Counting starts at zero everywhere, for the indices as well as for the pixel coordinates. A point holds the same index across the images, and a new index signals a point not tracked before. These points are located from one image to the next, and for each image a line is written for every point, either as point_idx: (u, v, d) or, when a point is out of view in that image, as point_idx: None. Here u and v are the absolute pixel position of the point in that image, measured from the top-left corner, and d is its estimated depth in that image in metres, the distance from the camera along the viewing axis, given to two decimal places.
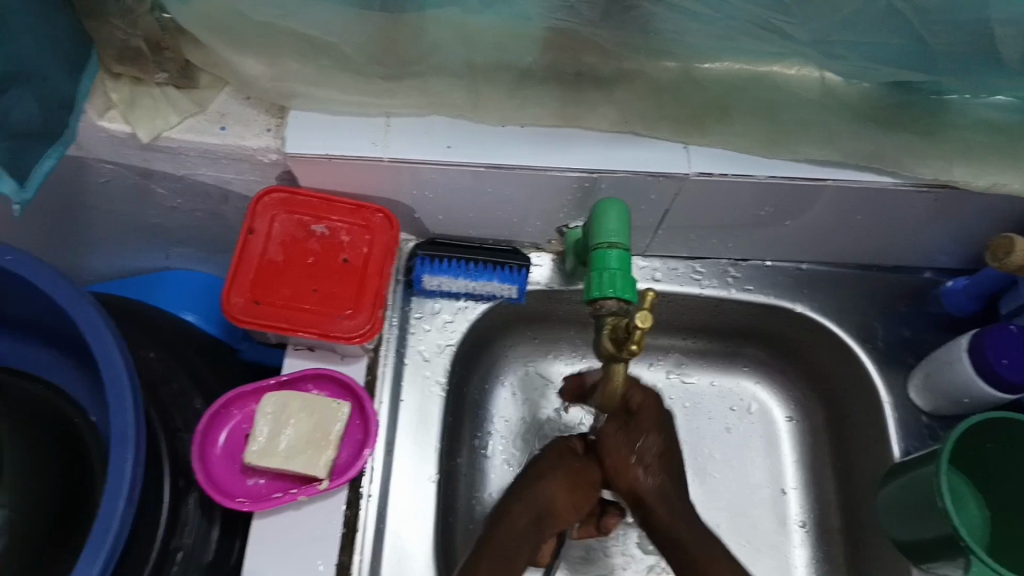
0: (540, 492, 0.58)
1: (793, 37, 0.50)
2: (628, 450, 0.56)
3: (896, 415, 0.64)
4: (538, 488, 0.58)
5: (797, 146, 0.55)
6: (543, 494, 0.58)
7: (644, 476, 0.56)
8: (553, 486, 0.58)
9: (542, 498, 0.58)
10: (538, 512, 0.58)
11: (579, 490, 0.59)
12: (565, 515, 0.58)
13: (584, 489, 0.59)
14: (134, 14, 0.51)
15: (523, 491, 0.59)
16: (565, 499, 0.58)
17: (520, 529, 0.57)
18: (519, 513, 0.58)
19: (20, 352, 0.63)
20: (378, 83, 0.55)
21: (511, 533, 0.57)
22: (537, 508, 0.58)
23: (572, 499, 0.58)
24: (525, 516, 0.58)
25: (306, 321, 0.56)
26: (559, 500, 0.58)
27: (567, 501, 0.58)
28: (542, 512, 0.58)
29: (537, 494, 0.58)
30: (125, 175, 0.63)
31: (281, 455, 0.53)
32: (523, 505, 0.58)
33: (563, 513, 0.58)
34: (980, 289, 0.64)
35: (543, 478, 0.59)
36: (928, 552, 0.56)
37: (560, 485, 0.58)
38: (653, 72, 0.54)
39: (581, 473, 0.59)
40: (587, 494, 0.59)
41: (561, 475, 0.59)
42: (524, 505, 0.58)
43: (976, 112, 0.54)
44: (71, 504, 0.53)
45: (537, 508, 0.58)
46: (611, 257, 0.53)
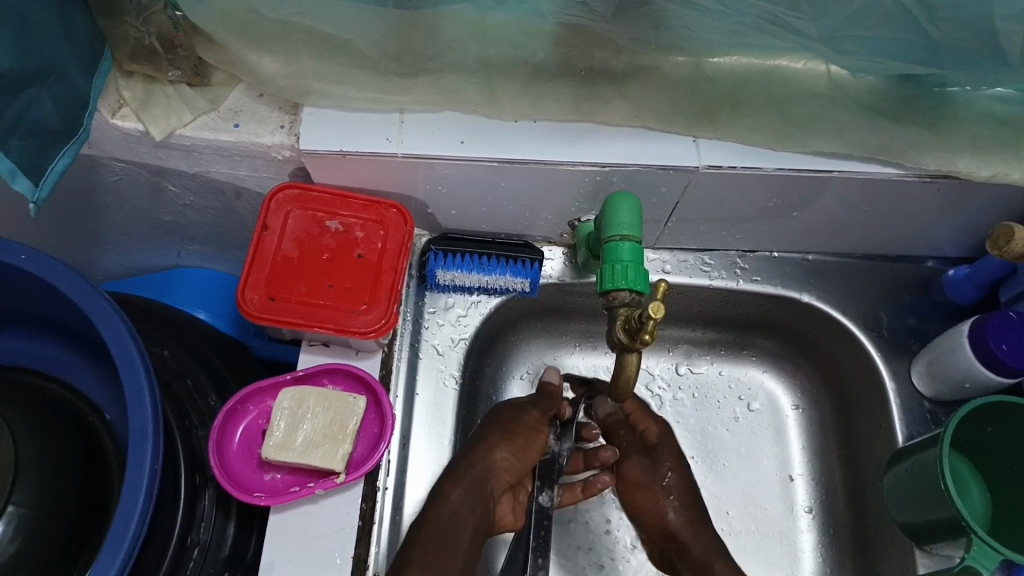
0: (489, 461, 0.61)
1: (803, 33, 0.51)
2: (661, 500, 0.67)
3: (901, 401, 0.65)
4: (490, 456, 0.61)
5: (806, 140, 0.56)
6: (489, 463, 0.61)
7: (673, 500, 0.66)
8: (502, 454, 0.61)
9: (483, 470, 0.60)
10: (484, 476, 0.60)
11: (520, 446, 0.63)
12: (508, 469, 0.62)
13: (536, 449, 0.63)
14: (150, 11, 0.53)
15: (471, 460, 0.61)
16: (506, 457, 0.62)
17: (455, 505, 0.58)
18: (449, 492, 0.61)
19: (33, 350, 0.62)
20: (392, 81, 0.56)
21: (453, 517, 0.58)
22: (473, 486, 0.60)
23: (519, 452, 0.63)
24: (459, 496, 0.59)
25: (321, 316, 0.56)
26: (506, 459, 0.62)
27: (512, 462, 0.62)
28: (482, 479, 0.60)
29: (475, 460, 0.61)
30: (137, 173, 0.63)
31: (299, 450, 0.54)
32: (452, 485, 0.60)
33: (512, 470, 0.62)
34: (984, 278, 0.66)
35: (499, 445, 0.62)
36: (933, 533, 0.57)
37: (508, 449, 0.62)
38: (665, 67, 0.56)
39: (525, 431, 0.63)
40: (529, 447, 0.63)
41: (508, 444, 0.62)
42: (461, 484, 0.59)
43: (984, 105, 0.57)
44: (91, 499, 0.53)
45: (474, 477, 0.60)
46: (623, 249, 0.54)
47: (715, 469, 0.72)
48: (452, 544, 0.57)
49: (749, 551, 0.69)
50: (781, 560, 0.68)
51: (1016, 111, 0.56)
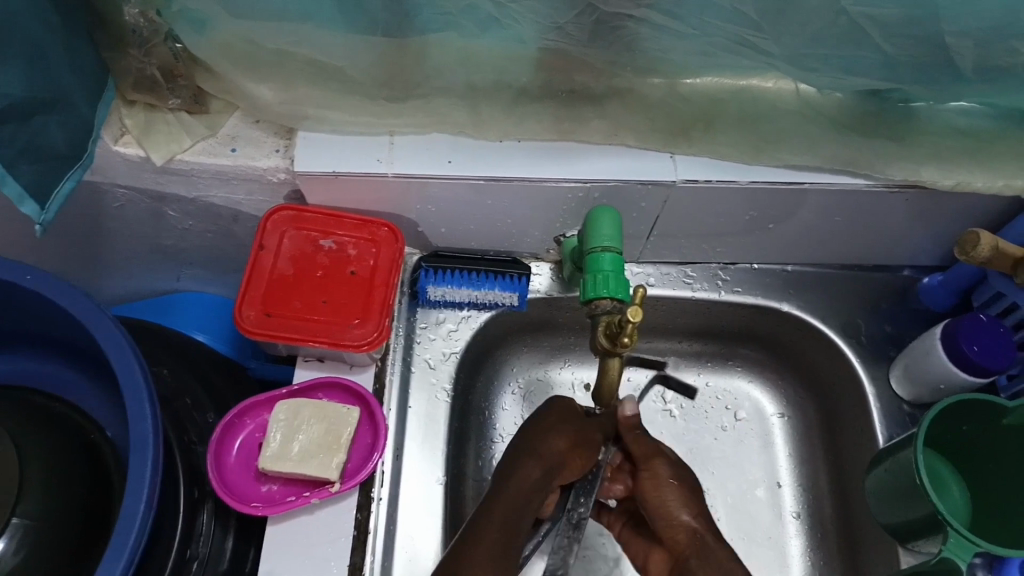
0: (550, 449, 0.54)
1: (768, 52, 0.54)
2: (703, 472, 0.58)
3: (880, 405, 0.67)
4: (551, 443, 0.54)
5: (778, 154, 0.59)
6: (550, 447, 0.54)
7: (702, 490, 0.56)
8: (563, 441, 0.54)
9: (552, 453, 0.53)
10: (538, 476, 0.52)
11: (581, 449, 0.55)
12: (572, 471, 0.54)
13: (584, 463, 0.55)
14: (151, 44, 0.55)
15: (535, 442, 0.54)
16: (573, 452, 0.54)
17: (532, 482, 0.52)
18: (530, 466, 0.53)
19: (39, 371, 0.64)
20: (382, 104, 0.59)
21: (525, 489, 0.51)
22: (552, 461, 0.53)
23: (580, 442, 0.55)
24: (530, 471, 0.52)
25: (317, 330, 0.58)
26: (568, 457, 0.54)
27: (572, 454, 0.54)
28: (552, 468, 0.53)
29: (548, 446, 0.54)
30: (138, 199, 0.66)
31: (295, 460, 0.55)
32: (533, 460, 0.53)
33: (570, 471, 0.54)
34: (955, 285, 0.68)
35: (554, 433, 0.54)
36: (913, 532, 0.59)
37: (568, 440, 0.54)
38: (642, 88, 0.60)
39: (587, 434, 0.56)
40: (590, 458, 0.55)
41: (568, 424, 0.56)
42: (533, 462, 0.53)
43: (945, 116, 0.60)
44: (94, 511, 0.55)
45: (550, 460, 0.53)
46: (604, 260, 0.56)
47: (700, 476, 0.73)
48: (511, 544, 0.49)
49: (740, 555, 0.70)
50: (772, 564, 0.69)
51: (978, 125, 0.60)
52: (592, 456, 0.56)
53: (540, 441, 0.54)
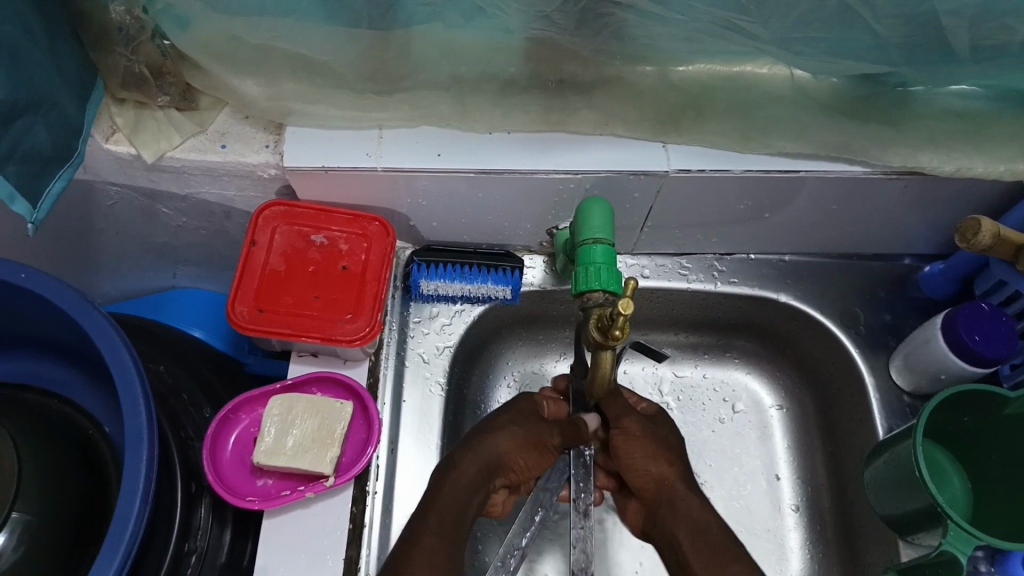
0: (490, 447, 0.57)
1: (758, 37, 0.53)
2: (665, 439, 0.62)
3: (879, 395, 0.66)
4: (493, 442, 0.57)
5: (771, 142, 0.58)
6: (492, 445, 0.57)
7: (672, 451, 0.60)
8: (508, 441, 0.57)
9: (494, 452, 0.56)
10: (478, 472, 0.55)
11: (533, 450, 0.58)
12: (519, 471, 0.58)
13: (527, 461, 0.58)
14: (137, 41, 0.55)
15: (479, 440, 0.57)
16: (515, 450, 0.57)
17: (468, 481, 0.54)
18: (468, 465, 0.55)
19: (36, 370, 0.64)
20: (369, 98, 0.59)
21: (461, 487, 0.54)
22: (488, 462, 0.56)
23: (526, 439, 0.58)
24: (472, 471, 0.55)
25: (309, 325, 0.58)
26: (511, 455, 0.57)
27: (516, 451, 0.57)
28: (490, 466, 0.56)
29: (487, 446, 0.56)
30: (131, 197, 0.66)
31: (288, 454, 0.55)
32: (471, 458, 0.56)
33: (516, 468, 0.57)
34: (957, 273, 0.67)
35: (498, 433, 0.57)
36: (913, 523, 0.58)
37: (510, 440, 0.57)
38: (632, 77, 0.59)
39: (535, 430, 0.59)
40: (536, 454, 0.58)
41: (511, 426, 0.58)
42: (474, 457, 0.56)
43: (946, 101, 0.58)
44: (90, 507, 0.55)
45: (489, 460, 0.56)
46: (596, 252, 0.56)
47: (697, 468, 0.72)
48: (456, 531, 0.52)
49: None
50: (770, 557, 0.69)
51: (976, 108, 0.58)
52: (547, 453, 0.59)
53: (481, 440, 0.57)
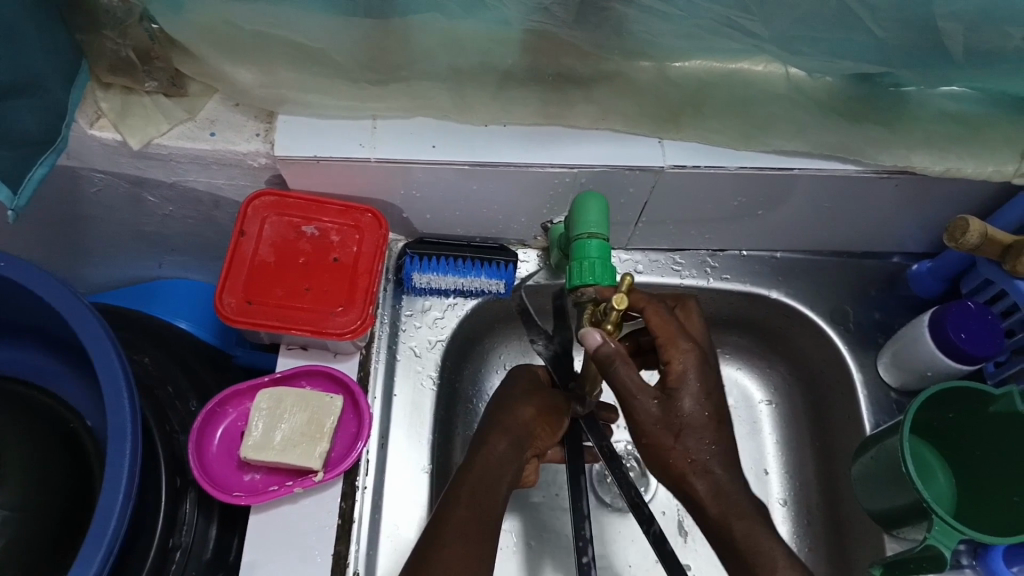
0: (516, 420, 0.58)
1: (756, 35, 0.53)
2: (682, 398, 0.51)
3: (867, 391, 0.67)
4: (516, 414, 0.58)
5: (768, 139, 0.59)
6: (516, 418, 0.58)
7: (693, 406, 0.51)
8: (531, 411, 0.58)
9: (521, 424, 0.57)
10: (508, 446, 0.56)
11: (547, 416, 0.59)
12: (543, 438, 0.58)
13: (550, 429, 0.59)
14: (125, 25, 0.54)
15: (504, 416, 0.58)
16: (538, 422, 0.58)
17: (503, 454, 0.56)
18: (498, 441, 0.56)
19: (11, 359, 0.63)
20: (365, 88, 0.58)
21: (491, 464, 0.55)
22: (518, 435, 0.57)
23: (546, 410, 0.59)
24: (505, 444, 0.56)
25: (299, 318, 0.57)
26: (536, 425, 0.58)
27: (541, 421, 0.58)
28: (521, 438, 0.57)
29: (514, 419, 0.58)
30: (115, 184, 0.65)
31: (278, 449, 0.55)
32: (501, 434, 0.57)
33: (541, 437, 0.58)
34: (944, 272, 0.68)
35: (521, 404, 0.59)
36: (899, 518, 0.59)
37: (533, 409, 0.58)
38: (631, 71, 0.58)
39: (552, 401, 0.60)
40: (557, 423, 0.59)
41: (530, 398, 0.59)
42: (502, 432, 0.57)
43: (937, 102, 0.59)
44: (74, 502, 0.54)
45: (518, 433, 0.57)
46: (591, 247, 0.56)
47: None
48: (489, 505, 0.53)
49: None
50: None
51: (969, 110, 0.59)
52: (563, 420, 0.60)
53: (506, 414, 0.58)
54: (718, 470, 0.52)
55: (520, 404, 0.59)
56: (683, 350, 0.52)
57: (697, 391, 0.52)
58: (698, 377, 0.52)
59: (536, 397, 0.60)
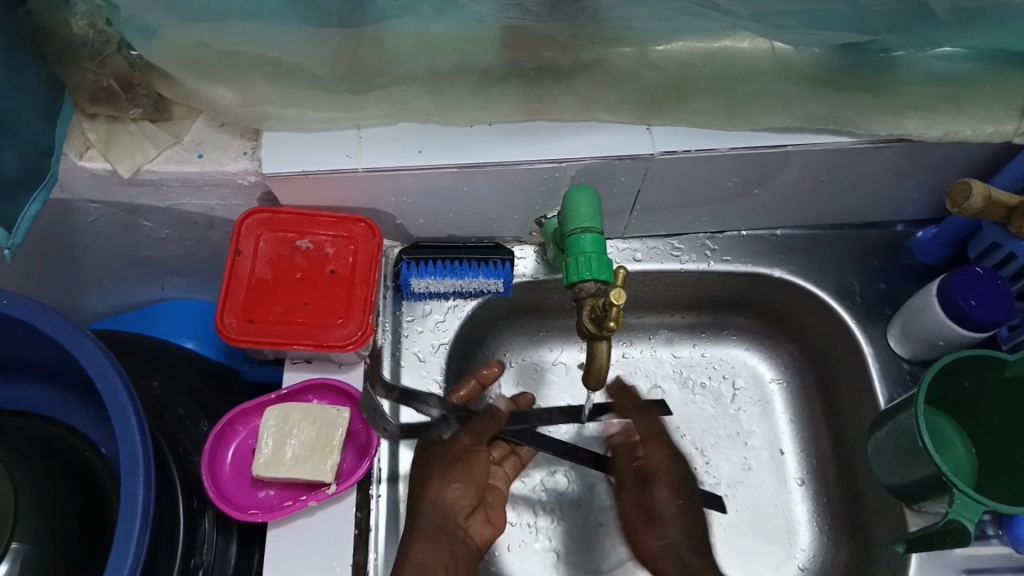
0: (436, 500, 0.54)
1: (733, 13, 0.52)
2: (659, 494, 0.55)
3: (879, 364, 0.66)
4: (434, 495, 0.54)
5: (752, 117, 0.57)
6: (437, 502, 0.54)
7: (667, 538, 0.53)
8: (447, 482, 0.55)
9: (443, 496, 0.54)
10: (432, 538, 0.52)
11: (460, 471, 0.56)
12: (467, 495, 0.55)
13: (475, 488, 0.56)
14: (104, 54, 0.55)
15: (422, 495, 0.54)
16: (456, 488, 0.55)
17: (428, 557, 0.51)
18: (426, 543, 0.52)
19: (25, 394, 0.64)
20: (345, 98, 0.58)
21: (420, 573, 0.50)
22: (437, 527, 0.53)
23: (473, 477, 0.56)
24: (427, 548, 0.51)
25: (299, 334, 0.57)
26: (458, 491, 0.55)
27: (469, 491, 0.55)
28: (445, 512, 0.54)
29: (431, 500, 0.54)
30: (110, 212, 0.65)
31: (289, 465, 0.55)
32: (425, 515, 0.53)
33: (465, 494, 0.55)
34: (950, 237, 0.67)
35: (437, 479, 0.55)
36: (918, 492, 0.58)
37: (454, 479, 0.55)
38: (611, 60, 0.58)
39: (462, 447, 0.57)
40: (474, 469, 0.56)
41: (455, 471, 0.55)
42: (427, 514, 0.53)
43: (926, 64, 0.58)
44: (90, 530, 0.54)
45: (439, 516, 0.53)
46: (585, 241, 0.55)
47: (702, 449, 0.72)
48: None
49: (743, 527, 0.69)
50: (778, 531, 0.69)
51: (962, 70, 0.57)
52: (478, 459, 0.57)
53: (423, 497, 0.54)
54: (674, 535, 0.53)
55: (435, 480, 0.55)
56: (661, 447, 0.57)
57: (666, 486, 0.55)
58: (670, 471, 0.56)
59: (463, 469, 0.56)
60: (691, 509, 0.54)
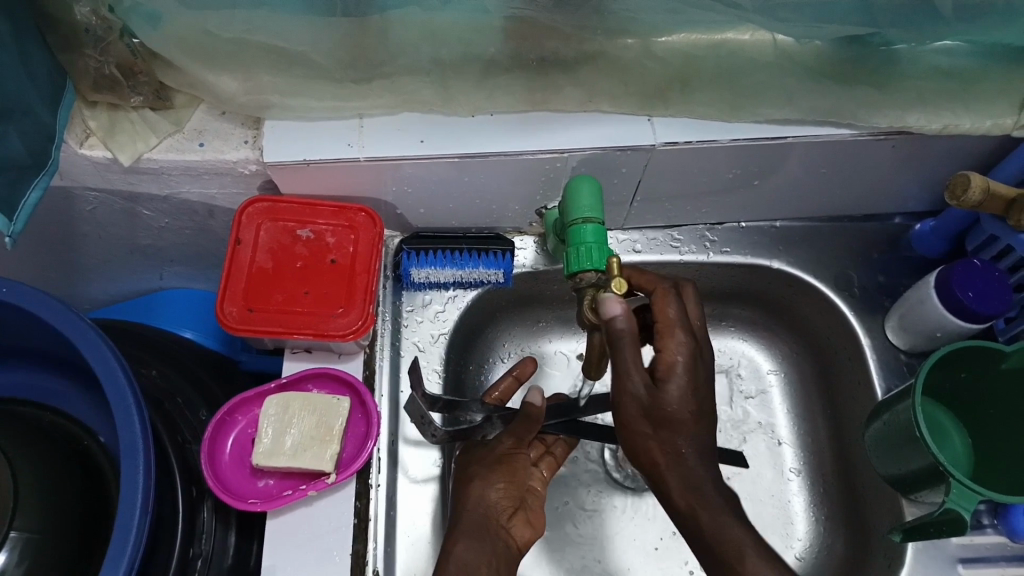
0: (482, 497, 0.56)
1: (740, 7, 0.52)
2: (672, 378, 0.48)
3: (877, 356, 0.67)
4: (480, 492, 0.57)
5: (758, 110, 0.58)
6: (480, 500, 0.56)
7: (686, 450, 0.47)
8: (490, 482, 0.57)
9: (485, 496, 0.57)
10: (476, 532, 0.54)
11: (503, 473, 0.59)
12: (507, 494, 0.58)
13: (516, 491, 0.58)
14: (107, 41, 0.54)
15: (468, 493, 0.57)
16: (501, 489, 0.58)
17: (470, 553, 0.52)
18: (468, 542, 0.52)
19: (24, 382, 0.64)
20: (348, 87, 0.58)
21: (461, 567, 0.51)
22: (480, 525, 0.54)
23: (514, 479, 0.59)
24: (468, 544, 0.52)
25: (300, 323, 0.57)
26: (504, 493, 0.58)
27: (511, 490, 0.58)
28: (488, 510, 0.56)
29: (476, 498, 0.56)
30: (110, 201, 0.65)
31: (289, 454, 0.55)
32: (471, 511, 0.56)
33: (507, 493, 0.58)
34: (947, 230, 0.67)
35: (483, 479, 0.58)
36: (916, 483, 0.58)
37: (496, 481, 0.58)
38: (613, 51, 0.57)
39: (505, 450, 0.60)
40: (515, 469, 0.59)
41: (498, 472, 0.58)
42: (471, 511, 0.55)
43: (928, 59, 0.57)
44: (90, 517, 0.55)
45: (483, 511, 0.56)
46: (586, 231, 0.55)
47: None
48: None
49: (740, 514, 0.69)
50: (775, 521, 0.69)
51: (963, 64, 0.57)
52: (520, 464, 0.60)
53: (471, 494, 0.57)
54: (693, 463, 0.47)
55: (481, 480, 0.58)
56: (677, 338, 0.49)
57: (686, 383, 0.48)
58: (689, 368, 0.48)
59: (505, 470, 0.59)
60: (700, 413, 0.48)
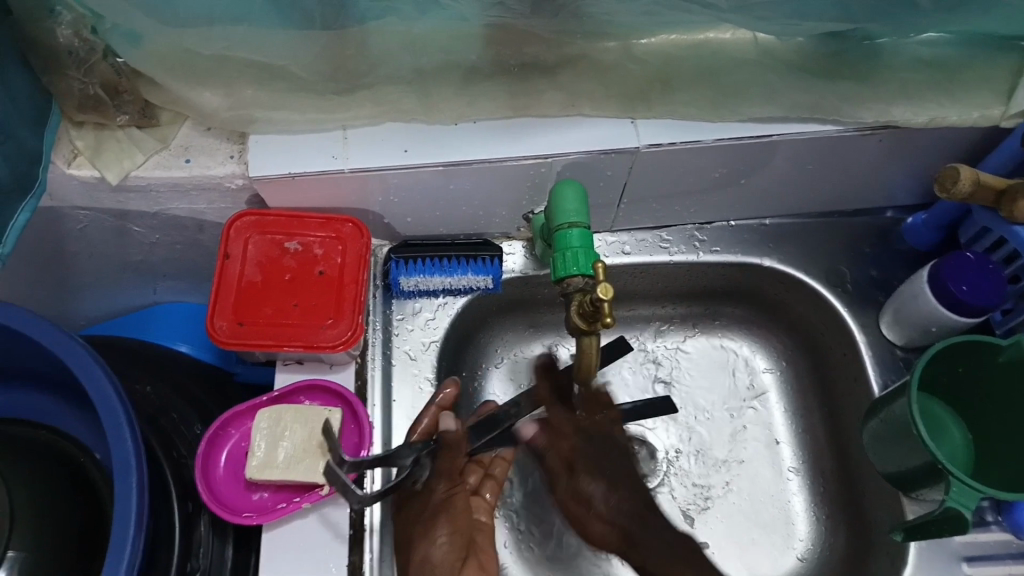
0: (430, 554, 0.58)
1: (712, 6, 0.52)
2: (585, 474, 0.63)
3: (872, 352, 0.66)
4: (426, 548, 0.59)
5: (741, 109, 0.57)
6: (428, 556, 0.58)
7: (608, 515, 0.62)
8: (432, 535, 0.59)
9: (430, 550, 0.59)
10: None
11: (442, 524, 0.60)
12: (449, 543, 0.59)
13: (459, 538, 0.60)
14: (90, 62, 0.54)
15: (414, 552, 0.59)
16: (447, 539, 0.59)
17: None
18: None
19: (21, 402, 0.64)
20: (330, 99, 0.58)
21: None
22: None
23: (456, 527, 0.61)
24: None
25: (289, 335, 0.58)
26: (448, 543, 0.59)
27: (456, 540, 0.60)
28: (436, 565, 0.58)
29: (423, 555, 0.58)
30: (101, 218, 0.66)
31: (282, 467, 0.55)
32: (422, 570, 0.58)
33: (450, 542, 0.59)
34: (938, 221, 0.67)
35: (427, 535, 0.59)
36: (914, 480, 0.58)
37: (442, 533, 0.60)
38: (595, 54, 0.58)
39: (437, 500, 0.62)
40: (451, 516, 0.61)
41: (439, 526, 0.60)
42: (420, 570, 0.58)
43: (911, 50, 0.57)
44: (87, 535, 0.55)
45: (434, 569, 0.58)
46: (572, 236, 0.55)
47: (694, 431, 0.73)
48: None
49: (740, 514, 0.69)
50: (776, 521, 0.69)
51: (945, 55, 0.57)
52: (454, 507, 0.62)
53: (419, 552, 0.59)
54: (614, 499, 0.62)
55: (423, 537, 0.60)
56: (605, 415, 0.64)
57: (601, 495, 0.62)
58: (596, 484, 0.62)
59: (445, 521, 0.61)
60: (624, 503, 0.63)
